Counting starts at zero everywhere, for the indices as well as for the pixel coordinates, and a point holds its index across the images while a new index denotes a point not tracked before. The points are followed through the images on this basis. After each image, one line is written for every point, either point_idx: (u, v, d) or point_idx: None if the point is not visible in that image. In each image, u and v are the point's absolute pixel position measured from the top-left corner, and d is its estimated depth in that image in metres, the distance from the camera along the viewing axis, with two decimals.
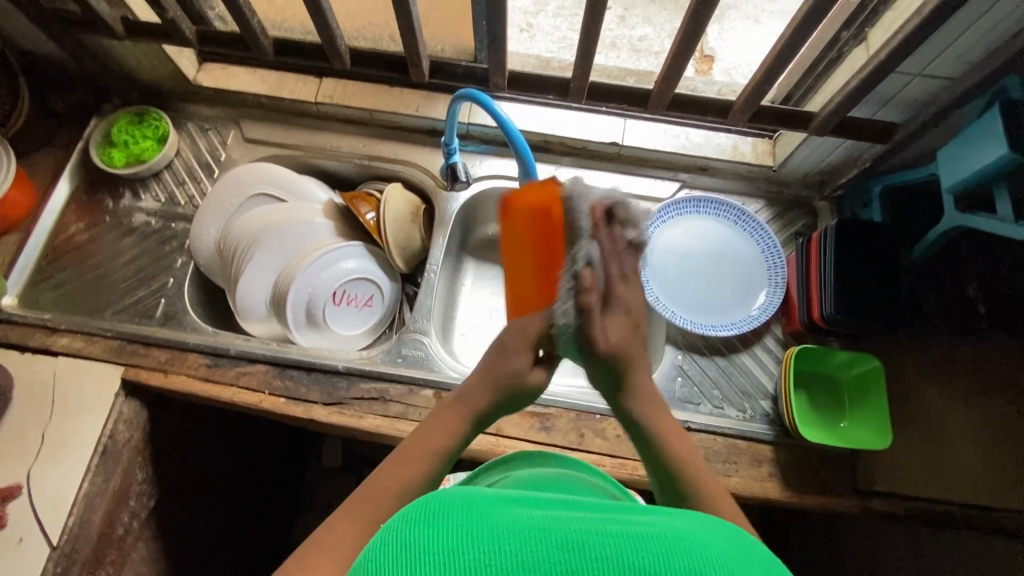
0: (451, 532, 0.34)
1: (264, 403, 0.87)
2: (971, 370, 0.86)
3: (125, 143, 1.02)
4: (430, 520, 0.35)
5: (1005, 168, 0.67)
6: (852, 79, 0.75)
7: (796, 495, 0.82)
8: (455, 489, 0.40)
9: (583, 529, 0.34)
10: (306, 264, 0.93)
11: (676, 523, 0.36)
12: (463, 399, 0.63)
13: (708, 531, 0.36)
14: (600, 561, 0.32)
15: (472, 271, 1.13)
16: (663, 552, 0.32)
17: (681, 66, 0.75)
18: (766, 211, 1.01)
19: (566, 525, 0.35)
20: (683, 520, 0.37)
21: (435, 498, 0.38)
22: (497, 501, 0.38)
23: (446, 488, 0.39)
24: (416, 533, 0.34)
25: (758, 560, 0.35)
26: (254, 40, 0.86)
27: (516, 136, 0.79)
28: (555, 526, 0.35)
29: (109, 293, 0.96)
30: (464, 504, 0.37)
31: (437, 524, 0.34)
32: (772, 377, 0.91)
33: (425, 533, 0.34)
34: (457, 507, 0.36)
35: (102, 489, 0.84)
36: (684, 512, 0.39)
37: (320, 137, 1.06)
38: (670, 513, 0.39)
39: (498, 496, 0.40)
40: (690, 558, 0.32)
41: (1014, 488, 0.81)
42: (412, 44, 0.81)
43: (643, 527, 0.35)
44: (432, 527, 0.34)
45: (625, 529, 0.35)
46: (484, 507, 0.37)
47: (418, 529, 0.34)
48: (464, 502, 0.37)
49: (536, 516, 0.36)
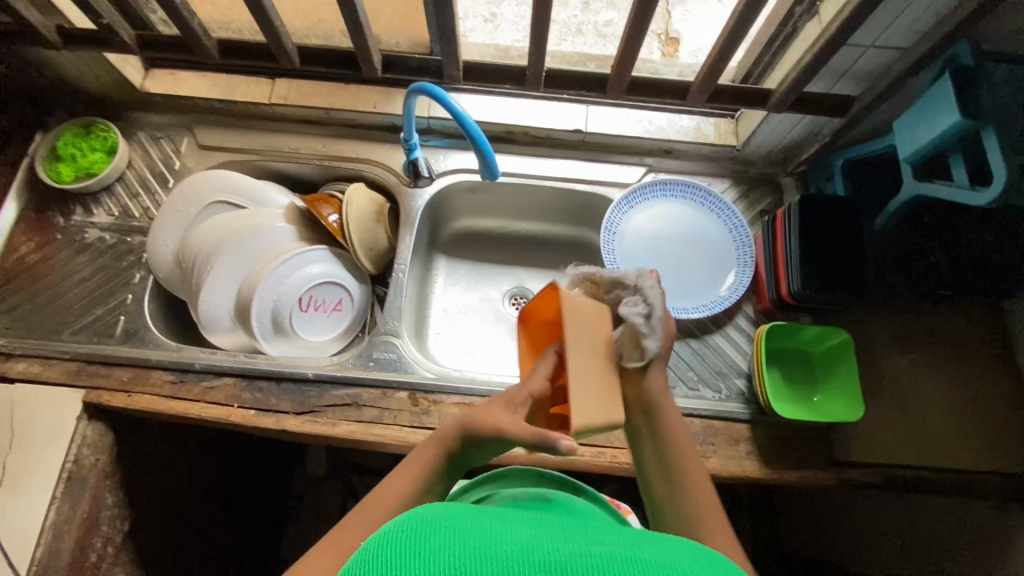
0: (439, 549, 0.35)
1: (233, 416, 0.84)
2: (938, 337, 0.88)
3: (73, 157, 0.98)
4: (418, 535, 0.36)
5: (957, 137, 0.68)
6: (806, 53, 0.75)
7: (774, 472, 0.83)
8: (441, 504, 0.41)
9: (568, 551, 0.36)
10: (268, 272, 0.91)
11: (656, 547, 0.38)
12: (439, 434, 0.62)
13: (688, 555, 0.38)
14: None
15: (443, 268, 1.11)
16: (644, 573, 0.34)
17: (636, 48, 0.74)
18: (732, 190, 1.01)
19: (550, 546, 0.36)
20: (666, 543, 0.39)
21: (421, 515, 0.39)
22: (485, 517, 0.40)
23: (430, 507, 0.40)
24: (404, 546, 0.35)
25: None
26: (196, 42, 0.82)
27: (472, 127, 0.76)
28: (540, 548, 0.36)
29: (64, 313, 0.92)
30: (448, 522, 0.38)
31: (422, 543, 0.35)
32: (746, 357, 0.92)
33: (414, 547, 0.35)
34: (444, 526, 0.37)
35: (70, 516, 0.82)
36: (664, 538, 0.40)
37: (277, 139, 1.03)
38: (651, 537, 0.40)
39: (481, 514, 0.41)
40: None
41: (985, 449, 0.82)
42: (361, 38, 0.78)
43: (627, 549, 0.37)
44: (421, 541, 0.36)
45: (608, 551, 0.36)
46: (471, 524, 0.38)
47: (403, 541, 0.36)
48: (451, 520, 0.38)
49: (522, 533, 0.38)
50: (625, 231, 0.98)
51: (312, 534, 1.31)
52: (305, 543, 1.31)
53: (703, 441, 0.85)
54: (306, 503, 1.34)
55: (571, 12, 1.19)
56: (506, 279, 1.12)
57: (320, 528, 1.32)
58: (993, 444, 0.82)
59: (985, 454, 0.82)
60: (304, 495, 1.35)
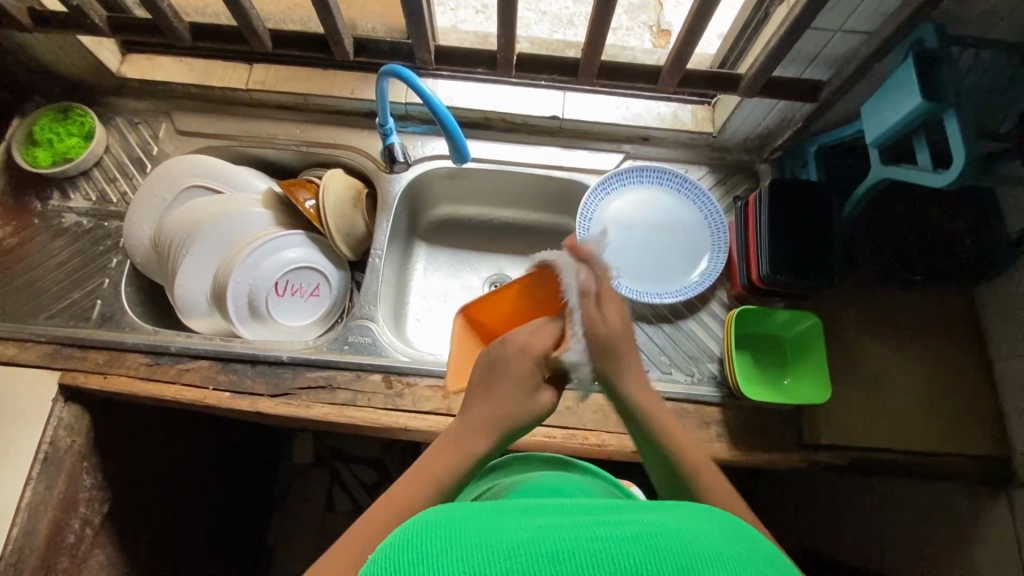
0: (445, 552, 0.36)
1: (208, 398, 0.85)
2: (908, 321, 0.88)
3: (50, 142, 0.98)
4: (423, 542, 0.37)
5: (920, 122, 0.69)
6: (774, 37, 0.75)
7: (743, 454, 0.84)
8: (444, 509, 0.42)
9: (574, 536, 0.37)
10: (244, 256, 0.91)
11: (663, 519, 0.39)
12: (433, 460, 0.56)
13: (693, 522, 0.39)
14: (591, 566, 0.34)
15: (423, 255, 1.12)
16: (652, 553, 0.35)
17: (603, 33, 0.74)
18: (709, 177, 1.02)
19: (557, 534, 0.37)
20: (680, 517, 0.40)
21: (427, 522, 0.40)
22: (489, 517, 0.41)
23: (435, 513, 0.41)
24: (413, 554, 0.36)
25: (745, 542, 0.38)
26: (166, 25, 0.82)
27: (441, 112, 0.79)
28: (545, 536, 0.37)
29: (42, 297, 0.92)
30: (453, 527, 0.39)
31: (430, 549, 0.36)
32: (718, 341, 0.93)
33: (420, 553, 0.36)
34: (451, 532, 0.38)
35: (46, 497, 0.82)
36: (669, 508, 0.41)
37: (256, 125, 1.04)
38: (658, 509, 0.41)
39: (491, 512, 0.42)
40: (678, 557, 0.35)
41: (952, 432, 0.83)
42: (331, 21, 0.78)
43: (632, 528, 0.38)
44: (426, 547, 0.37)
45: (621, 532, 0.37)
46: (477, 526, 0.39)
47: (410, 549, 0.37)
48: (456, 523, 0.39)
49: (530, 527, 0.39)
50: (601, 217, 0.99)
51: (296, 522, 1.32)
52: (290, 529, 1.32)
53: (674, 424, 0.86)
54: (293, 490, 1.35)
55: (562, 2, 1.17)
56: (486, 265, 1.12)
57: (306, 515, 1.33)
58: (959, 426, 0.83)
59: (952, 435, 0.83)
60: (290, 483, 1.35)
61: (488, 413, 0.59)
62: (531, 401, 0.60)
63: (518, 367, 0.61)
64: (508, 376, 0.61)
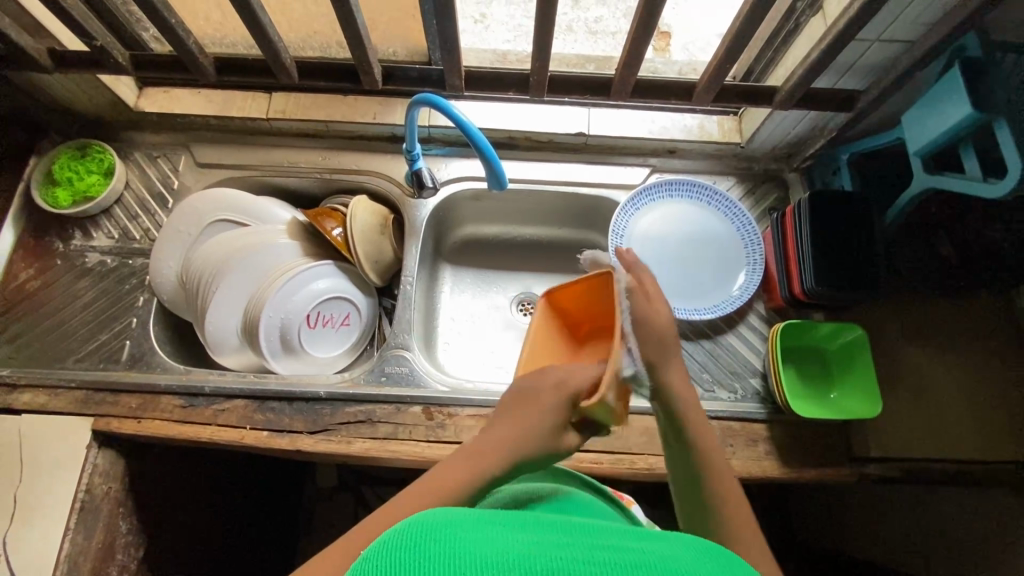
0: (442, 558, 0.33)
1: (246, 438, 0.83)
2: (952, 327, 0.87)
3: (69, 181, 0.96)
4: (414, 547, 0.34)
5: (967, 129, 0.67)
6: (812, 50, 0.74)
7: (793, 471, 0.83)
8: (438, 510, 0.39)
9: (573, 559, 0.34)
10: (275, 289, 0.89)
11: (662, 549, 0.37)
12: (439, 476, 0.52)
13: (694, 556, 0.37)
14: None
15: (450, 277, 1.10)
16: None
17: (639, 52, 0.73)
18: (738, 187, 1.01)
19: (554, 554, 0.34)
20: (682, 548, 0.38)
21: (417, 521, 0.37)
22: (488, 523, 0.38)
23: (424, 513, 0.38)
24: (399, 560, 0.33)
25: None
26: (192, 61, 0.81)
27: (477, 137, 0.77)
28: (545, 555, 0.34)
29: (68, 340, 0.91)
30: (444, 530, 0.36)
31: (422, 552, 0.33)
32: (759, 356, 0.91)
33: (412, 561, 0.33)
34: (445, 536, 0.35)
35: (85, 547, 0.80)
36: (669, 538, 0.40)
37: (277, 154, 1.02)
38: (657, 537, 0.40)
39: (482, 517, 0.39)
40: None
41: (1006, 441, 0.82)
42: (361, 51, 0.77)
43: (634, 556, 0.35)
44: (416, 553, 0.33)
45: (620, 558, 0.35)
46: (468, 531, 0.36)
47: (397, 552, 0.33)
48: (455, 528, 0.36)
49: (524, 541, 0.36)
50: (633, 233, 0.97)
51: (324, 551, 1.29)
52: None
53: (721, 443, 0.84)
54: (319, 517, 1.32)
55: (561, 10, 1.14)
56: (513, 285, 1.11)
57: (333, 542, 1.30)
58: (1012, 434, 0.82)
59: (1005, 444, 0.81)
60: (315, 509, 1.33)
61: (520, 444, 0.56)
62: (557, 438, 0.59)
63: (551, 404, 0.59)
64: (548, 408, 0.59)
